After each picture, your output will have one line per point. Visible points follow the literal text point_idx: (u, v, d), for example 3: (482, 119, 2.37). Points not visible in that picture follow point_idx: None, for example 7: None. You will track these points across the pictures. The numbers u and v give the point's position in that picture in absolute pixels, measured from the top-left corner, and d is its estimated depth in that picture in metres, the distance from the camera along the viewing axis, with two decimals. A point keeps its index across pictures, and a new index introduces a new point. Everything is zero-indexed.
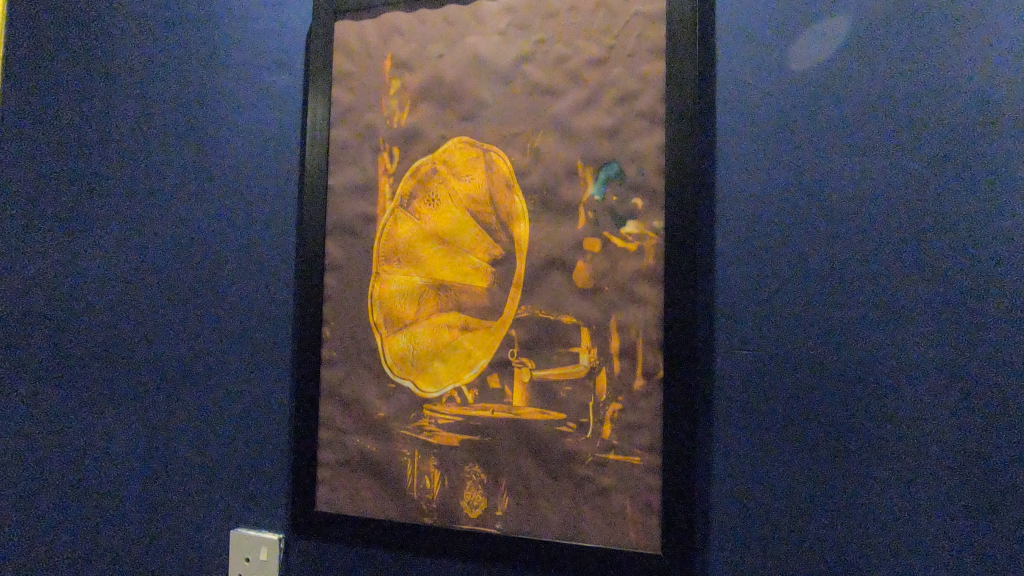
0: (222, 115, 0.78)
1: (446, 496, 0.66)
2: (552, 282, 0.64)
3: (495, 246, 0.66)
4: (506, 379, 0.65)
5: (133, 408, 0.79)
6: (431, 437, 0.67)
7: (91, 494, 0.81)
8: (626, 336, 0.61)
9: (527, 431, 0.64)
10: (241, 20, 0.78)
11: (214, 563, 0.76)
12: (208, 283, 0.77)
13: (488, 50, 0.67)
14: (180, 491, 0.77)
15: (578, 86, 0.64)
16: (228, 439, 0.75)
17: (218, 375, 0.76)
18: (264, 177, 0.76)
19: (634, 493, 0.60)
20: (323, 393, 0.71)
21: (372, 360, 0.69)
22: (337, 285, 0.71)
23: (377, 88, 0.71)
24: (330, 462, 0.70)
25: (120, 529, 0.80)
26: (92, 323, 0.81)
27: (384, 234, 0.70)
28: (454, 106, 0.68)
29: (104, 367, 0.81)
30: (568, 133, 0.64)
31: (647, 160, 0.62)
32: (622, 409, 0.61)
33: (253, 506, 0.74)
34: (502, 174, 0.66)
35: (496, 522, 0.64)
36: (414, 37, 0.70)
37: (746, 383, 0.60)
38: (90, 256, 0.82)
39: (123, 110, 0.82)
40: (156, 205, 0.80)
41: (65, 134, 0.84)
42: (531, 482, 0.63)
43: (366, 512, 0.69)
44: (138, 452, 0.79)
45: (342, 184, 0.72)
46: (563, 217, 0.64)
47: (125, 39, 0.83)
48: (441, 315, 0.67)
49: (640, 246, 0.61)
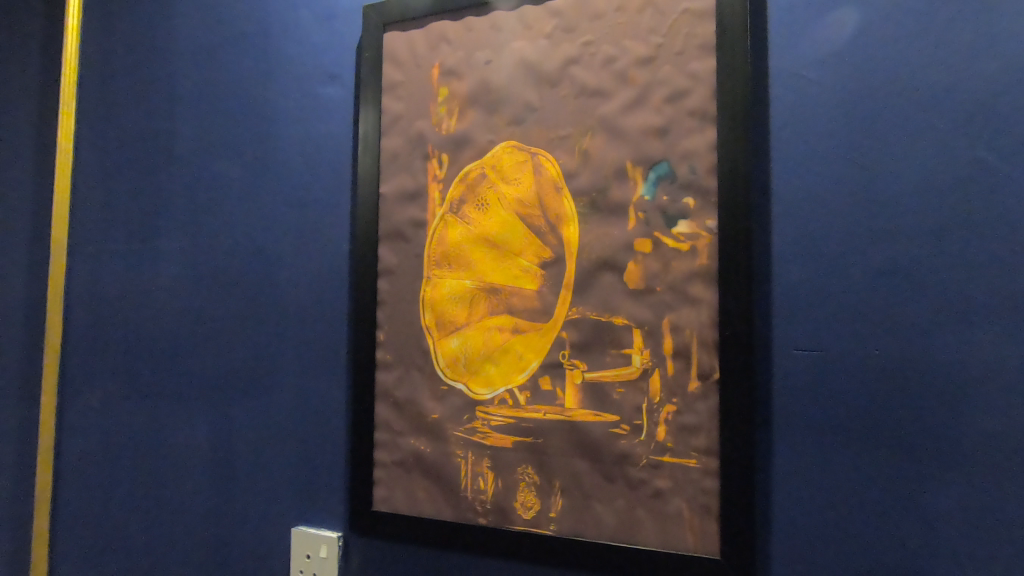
0: (278, 127, 0.81)
1: (500, 497, 0.66)
2: (603, 284, 0.64)
3: (544, 248, 0.66)
4: (558, 380, 0.65)
5: (198, 408, 0.83)
6: (484, 438, 0.67)
7: (162, 490, 0.85)
8: (680, 336, 0.61)
9: (580, 433, 0.64)
10: (295, 34, 0.81)
11: (275, 560, 0.78)
12: (267, 289, 0.80)
13: (534, 54, 0.68)
14: (242, 489, 0.80)
15: (626, 86, 0.64)
16: (287, 439, 0.78)
17: (277, 377, 0.79)
18: (319, 185, 0.79)
19: (691, 496, 0.59)
20: (379, 396, 0.72)
21: (425, 362, 0.71)
22: (390, 289, 0.73)
23: (426, 96, 0.72)
24: (386, 462, 0.72)
25: (189, 525, 0.83)
26: (162, 329, 0.86)
27: (435, 239, 0.71)
28: (501, 111, 0.69)
29: (173, 370, 0.85)
30: (617, 133, 0.64)
31: (698, 158, 0.61)
32: (677, 411, 0.60)
33: (312, 504, 0.76)
34: (550, 177, 0.66)
35: (550, 524, 0.64)
36: (460, 44, 0.71)
37: (808, 384, 0.59)
38: (158, 266, 0.87)
39: (186, 126, 0.87)
40: (217, 215, 0.84)
41: (137, 151, 0.90)
42: (585, 484, 0.63)
43: (421, 513, 0.70)
44: (204, 452, 0.83)
45: (393, 191, 0.73)
46: (613, 218, 0.64)
47: (186, 58, 0.87)
48: (492, 317, 0.68)
49: (693, 246, 0.61)
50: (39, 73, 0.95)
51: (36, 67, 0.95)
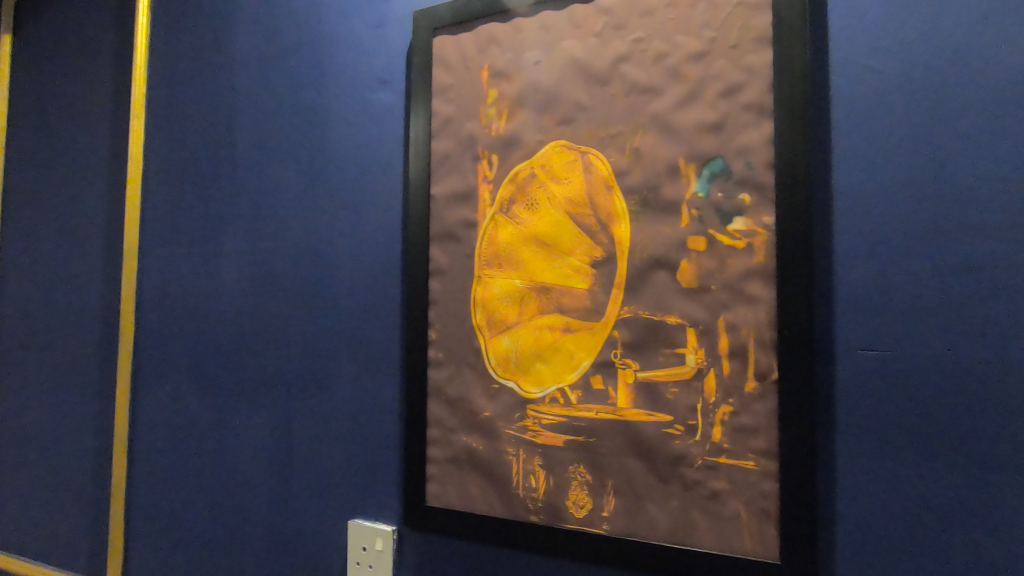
0: (331, 132, 0.84)
1: (552, 495, 0.67)
2: (656, 283, 0.63)
3: (595, 247, 0.66)
4: (610, 380, 0.65)
5: (258, 403, 0.87)
6: (536, 436, 0.68)
7: (225, 481, 0.89)
8: (736, 336, 0.60)
9: (633, 433, 0.63)
10: (347, 42, 0.83)
11: (332, 552, 0.81)
12: (322, 288, 0.83)
13: (583, 53, 0.68)
14: (300, 482, 0.83)
15: (678, 82, 0.63)
16: (343, 434, 0.80)
17: (332, 374, 0.82)
18: (371, 188, 0.81)
19: (750, 499, 0.58)
20: (432, 394, 0.74)
21: (477, 361, 0.72)
22: (442, 289, 0.74)
23: (475, 98, 0.73)
24: (439, 458, 0.73)
25: (250, 515, 0.87)
26: (224, 327, 0.90)
27: (486, 239, 0.72)
28: (551, 111, 0.69)
29: (233, 365, 0.89)
30: (669, 130, 0.63)
31: (755, 153, 0.59)
32: (733, 412, 0.59)
33: (367, 498, 0.79)
34: (600, 176, 0.66)
35: (603, 523, 0.64)
36: (510, 46, 0.72)
37: (873, 386, 0.56)
38: (220, 267, 0.91)
39: (245, 132, 0.91)
40: (274, 217, 0.87)
41: (200, 159, 0.95)
42: (638, 484, 0.63)
43: (474, 509, 0.71)
44: (264, 444, 0.86)
45: (444, 193, 0.75)
46: (665, 216, 0.63)
47: (244, 68, 0.91)
48: (543, 316, 0.69)
49: (749, 243, 0.59)
50: (125, 95, 1.05)
51: (121, 91, 1.05)
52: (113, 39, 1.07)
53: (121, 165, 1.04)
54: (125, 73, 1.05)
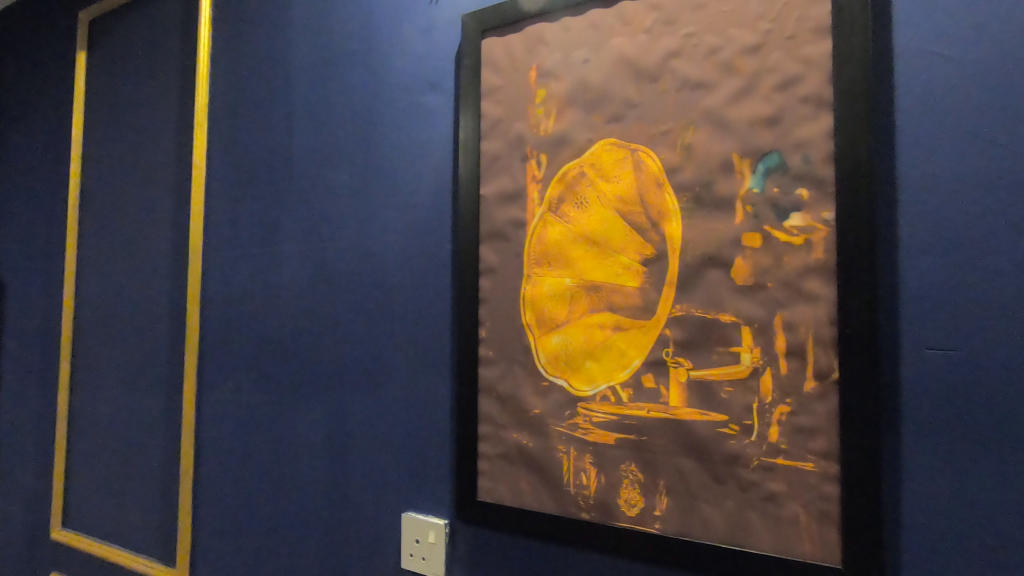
0: (383, 136, 0.86)
1: (603, 493, 0.67)
2: (709, 281, 0.63)
3: (646, 244, 0.66)
4: (662, 378, 0.65)
5: (315, 397, 0.90)
6: (587, 434, 0.68)
7: (284, 472, 0.93)
8: (794, 334, 0.58)
9: (686, 432, 0.63)
10: (398, 46, 0.85)
11: (386, 543, 0.83)
12: (375, 287, 0.86)
13: (633, 50, 0.67)
14: (355, 474, 0.86)
15: (732, 77, 0.62)
16: (396, 429, 0.83)
17: (386, 370, 0.84)
18: (422, 189, 0.83)
19: (809, 501, 0.57)
20: (483, 390, 0.75)
21: (527, 358, 0.72)
22: (492, 288, 0.76)
23: (524, 98, 0.74)
24: (491, 454, 0.74)
25: (308, 506, 0.90)
26: (282, 324, 0.94)
27: (535, 238, 0.73)
28: (601, 109, 0.69)
29: (292, 361, 0.93)
30: (722, 126, 0.62)
31: (813, 146, 0.58)
32: (791, 412, 0.58)
33: (420, 492, 0.81)
34: (651, 173, 0.66)
35: (655, 522, 0.64)
36: (558, 45, 0.72)
37: (943, 387, 0.54)
38: (278, 267, 0.95)
39: (301, 137, 0.94)
40: (329, 219, 0.91)
41: (259, 164, 0.99)
42: (691, 483, 0.62)
43: (525, 505, 0.72)
44: (320, 437, 0.90)
45: (493, 193, 0.76)
46: (719, 212, 0.62)
47: (300, 75, 0.95)
48: (593, 315, 0.69)
49: (808, 239, 0.58)
50: (188, 104, 1.10)
51: (186, 102, 1.11)
52: (178, 51, 1.13)
53: (186, 171, 1.09)
54: (190, 83, 1.10)
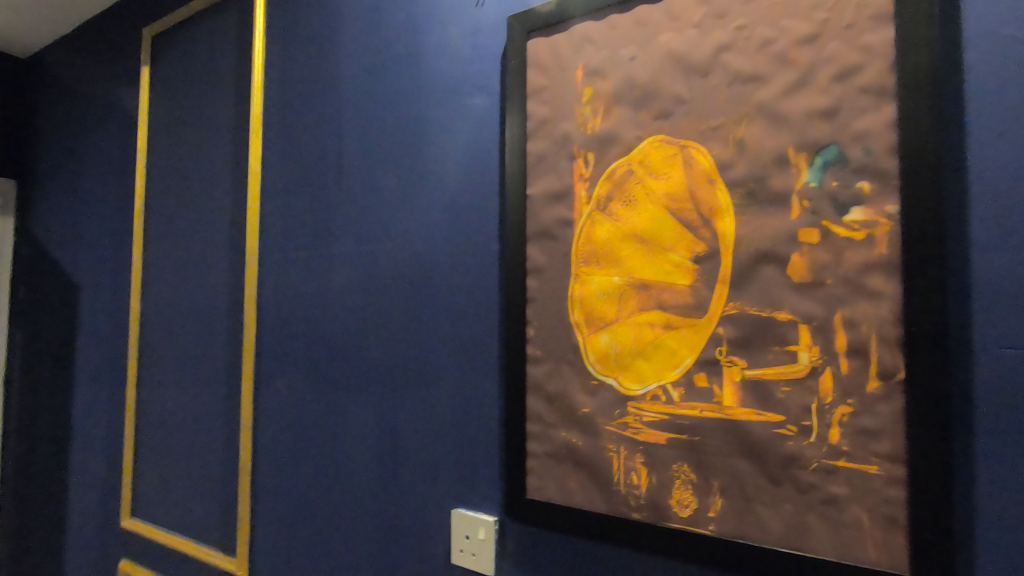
0: (431, 139, 0.88)
1: (655, 493, 0.66)
2: (764, 278, 0.61)
3: (697, 242, 0.65)
4: (714, 377, 0.63)
5: (366, 395, 0.93)
6: (637, 433, 0.68)
7: (336, 467, 0.96)
8: (855, 333, 0.56)
9: (741, 433, 0.62)
10: (445, 50, 0.87)
11: (436, 538, 0.85)
12: (423, 288, 0.87)
13: (682, 45, 0.67)
14: (405, 471, 0.88)
15: (786, 68, 0.61)
16: (445, 427, 0.84)
17: (435, 369, 0.86)
18: (469, 190, 0.84)
19: (873, 505, 0.55)
20: (531, 389, 0.76)
21: (576, 357, 0.73)
22: (539, 287, 0.76)
23: (571, 97, 0.74)
24: (539, 453, 0.75)
25: (359, 500, 0.93)
26: (334, 324, 0.98)
27: (583, 237, 0.73)
28: (649, 106, 0.68)
29: (343, 360, 0.96)
30: (776, 119, 0.61)
31: (875, 138, 0.56)
32: (853, 413, 0.56)
33: (470, 489, 0.82)
34: (702, 170, 0.65)
35: (709, 524, 0.63)
36: (605, 43, 0.72)
37: (1020, 388, 0.51)
38: (330, 269, 0.98)
39: (350, 142, 0.97)
40: (378, 222, 0.93)
41: (311, 169, 1.02)
42: (747, 485, 0.61)
43: (575, 503, 0.72)
44: (371, 434, 0.92)
45: (540, 193, 0.76)
46: (773, 208, 0.61)
47: (350, 82, 0.98)
48: (643, 313, 0.68)
49: (869, 234, 0.56)
50: (244, 114, 1.15)
51: (241, 111, 1.16)
52: (234, 62, 1.18)
53: (242, 177, 1.14)
54: (245, 93, 1.15)
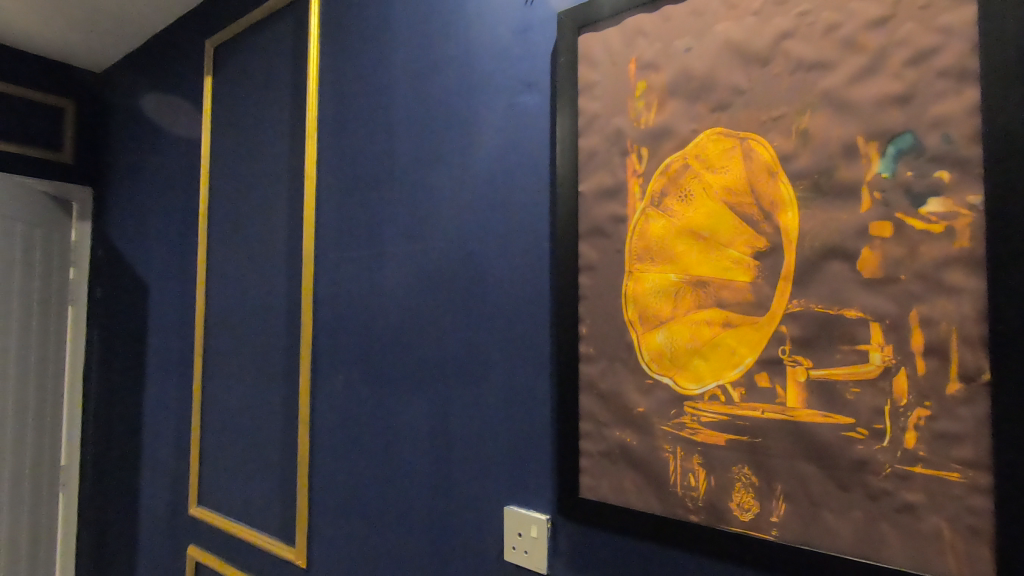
0: (481, 138, 0.88)
1: (713, 496, 0.65)
2: (831, 274, 0.58)
3: (758, 238, 0.63)
4: (777, 377, 0.61)
5: (419, 392, 0.95)
6: (695, 434, 0.66)
7: (390, 462, 0.98)
8: (933, 331, 0.53)
9: (807, 435, 0.59)
10: (495, 49, 0.87)
11: (488, 535, 0.85)
12: (475, 286, 0.88)
13: (741, 34, 0.64)
14: (457, 467, 0.89)
15: (855, 54, 0.58)
16: (496, 424, 0.85)
17: (486, 366, 0.86)
18: (519, 188, 0.84)
19: (953, 514, 0.52)
20: (584, 388, 0.75)
21: (629, 355, 0.71)
22: (592, 285, 0.75)
23: (624, 92, 0.73)
24: (593, 452, 0.74)
25: (413, 495, 0.95)
26: (387, 321, 1.00)
27: (636, 233, 0.72)
28: (706, 98, 0.67)
29: (396, 357, 0.98)
30: (844, 107, 0.58)
31: (954, 124, 0.52)
32: (931, 416, 0.53)
33: (522, 486, 0.82)
34: (763, 162, 0.63)
35: (772, 529, 0.61)
36: (659, 35, 0.70)
37: None
38: (383, 268, 1.01)
39: (402, 143, 0.99)
40: (429, 221, 0.94)
41: (363, 170, 1.05)
42: (812, 490, 0.59)
43: (629, 504, 0.71)
44: (424, 430, 0.94)
45: (592, 189, 0.76)
46: (841, 201, 0.58)
47: (401, 84, 1.00)
48: (701, 311, 0.67)
49: (949, 227, 0.53)
50: (300, 118, 1.19)
51: (297, 115, 1.19)
52: (290, 69, 1.22)
53: (298, 180, 1.18)
54: (301, 98, 1.19)
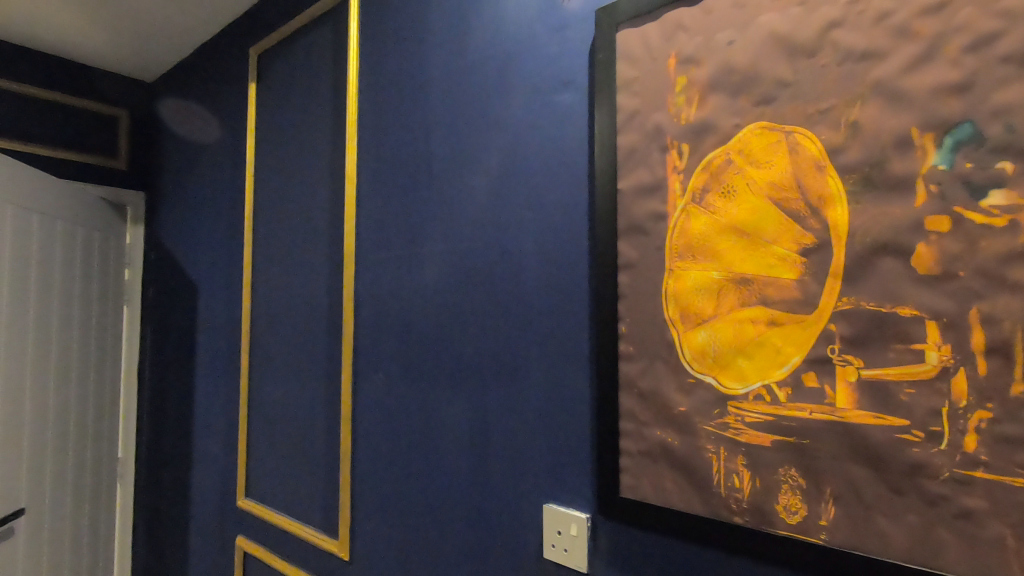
0: (519, 137, 0.89)
1: (758, 497, 0.63)
2: (883, 271, 0.56)
3: (805, 234, 0.61)
4: (826, 377, 0.60)
5: (458, 390, 0.96)
6: (739, 434, 0.65)
7: (430, 459, 1.00)
8: (995, 330, 0.51)
9: (858, 437, 0.57)
10: (532, 47, 0.87)
11: (528, 532, 0.86)
12: (513, 284, 0.89)
13: (786, 25, 0.63)
14: (497, 464, 0.90)
15: (908, 42, 0.56)
16: (535, 422, 0.85)
17: (525, 364, 0.87)
18: (557, 186, 0.84)
19: (1018, 522, 0.49)
20: (623, 387, 0.75)
21: (670, 354, 0.71)
22: (631, 283, 0.75)
23: (663, 88, 0.72)
24: (633, 451, 0.74)
25: (452, 491, 0.96)
26: (426, 320, 1.01)
27: (677, 231, 0.71)
28: (749, 92, 0.65)
29: (436, 355, 0.99)
30: (898, 97, 0.56)
31: (1019, 112, 0.50)
32: (992, 419, 0.51)
33: (561, 485, 0.82)
34: (810, 156, 0.61)
35: (820, 532, 0.59)
36: (699, 29, 0.69)
37: None
38: (422, 267, 1.02)
39: (441, 144, 1.00)
40: (468, 220, 0.95)
41: (402, 172, 1.07)
42: (864, 493, 0.57)
43: (670, 504, 0.70)
44: (464, 427, 0.95)
45: (631, 187, 0.75)
46: (894, 195, 0.56)
47: (439, 85, 1.01)
48: (745, 309, 0.65)
49: (1012, 221, 0.50)
50: (340, 122, 1.22)
51: (338, 119, 1.22)
52: (330, 74, 1.25)
53: (339, 182, 1.21)
54: (341, 102, 1.22)
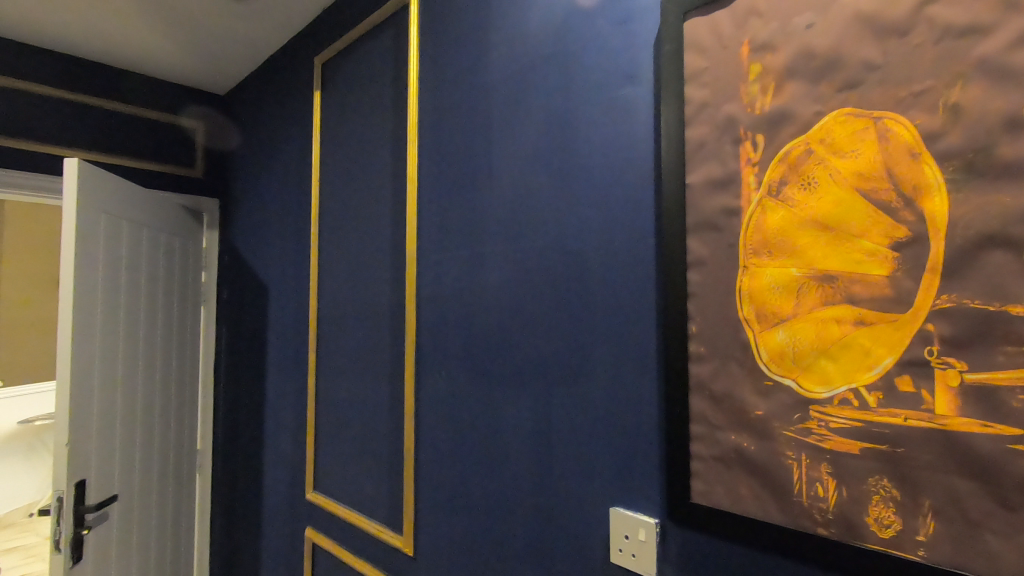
0: (580, 135, 0.88)
1: (846, 508, 0.60)
2: (990, 266, 0.51)
3: (898, 227, 0.57)
4: (922, 380, 0.55)
5: (520, 389, 0.96)
6: (823, 441, 0.61)
7: (492, 457, 1.00)
8: None
9: (962, 447, 0.53)
10: (594, 43, 0.86)
11: (593, 535, 0.84)
12: (576, 283, 0.87)
13: (873, 4, 0.59)
14: (560, 464, 0.89)
15: (1018, 14, 0.50)
16: (600, 423, 0.84)
17: (589, 364, 0.85)
18: (621, 183, 0.82)
19: None
20: (694, 389, 0.72)
21: (745, 356, 0.68)
22: (702, 281, 0.72)
23: (736, 77, 0.69)
24: (705, 455, 0.71)
25: (515, 490, 0.96)
26: (488, 319, 1.02)
27: (752, 226, 0.68)
28: (831, 78, 0.61)
29: (497, 355, 1.00)
30: (1006, 75, 0.51)
31: None
32: None
33: (627, 488, 0.80)
34: (903, 144, 0.56)
35: (917, 549, 0.55)
36: (775, 14, 0.66)
37: None
38: (483, 267, 1.03)
39: (501, 145, 1.01)
40: (529, 220, 0.95)
41: (463, 173, 1.08)
42: (968, 508, 0.52)
43: (746, 512, 0.67)
44: (526, 427, 0.95)
45: (701, 182, 0.72)
46: (1003, 182, 0.51)
47: (499, 86, 1.01)
48: (829, 308, 0.62)
49: None
50: (401, 126, 1.24)
51: (399, 123, 1.25)
52: (391, 80, 1.28)
53: (401, 185, 1.24)
54: (402, 107, 1.24)
